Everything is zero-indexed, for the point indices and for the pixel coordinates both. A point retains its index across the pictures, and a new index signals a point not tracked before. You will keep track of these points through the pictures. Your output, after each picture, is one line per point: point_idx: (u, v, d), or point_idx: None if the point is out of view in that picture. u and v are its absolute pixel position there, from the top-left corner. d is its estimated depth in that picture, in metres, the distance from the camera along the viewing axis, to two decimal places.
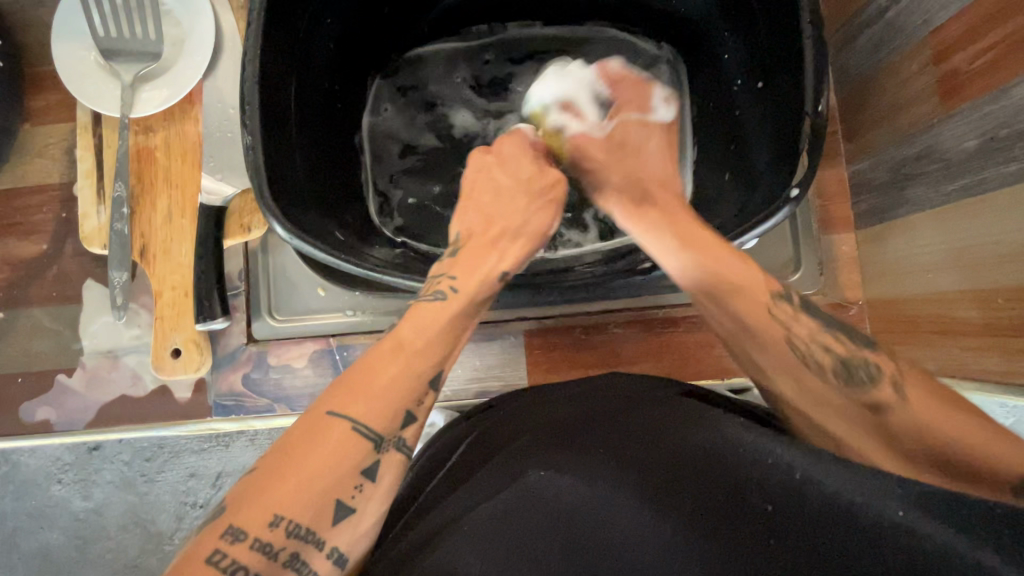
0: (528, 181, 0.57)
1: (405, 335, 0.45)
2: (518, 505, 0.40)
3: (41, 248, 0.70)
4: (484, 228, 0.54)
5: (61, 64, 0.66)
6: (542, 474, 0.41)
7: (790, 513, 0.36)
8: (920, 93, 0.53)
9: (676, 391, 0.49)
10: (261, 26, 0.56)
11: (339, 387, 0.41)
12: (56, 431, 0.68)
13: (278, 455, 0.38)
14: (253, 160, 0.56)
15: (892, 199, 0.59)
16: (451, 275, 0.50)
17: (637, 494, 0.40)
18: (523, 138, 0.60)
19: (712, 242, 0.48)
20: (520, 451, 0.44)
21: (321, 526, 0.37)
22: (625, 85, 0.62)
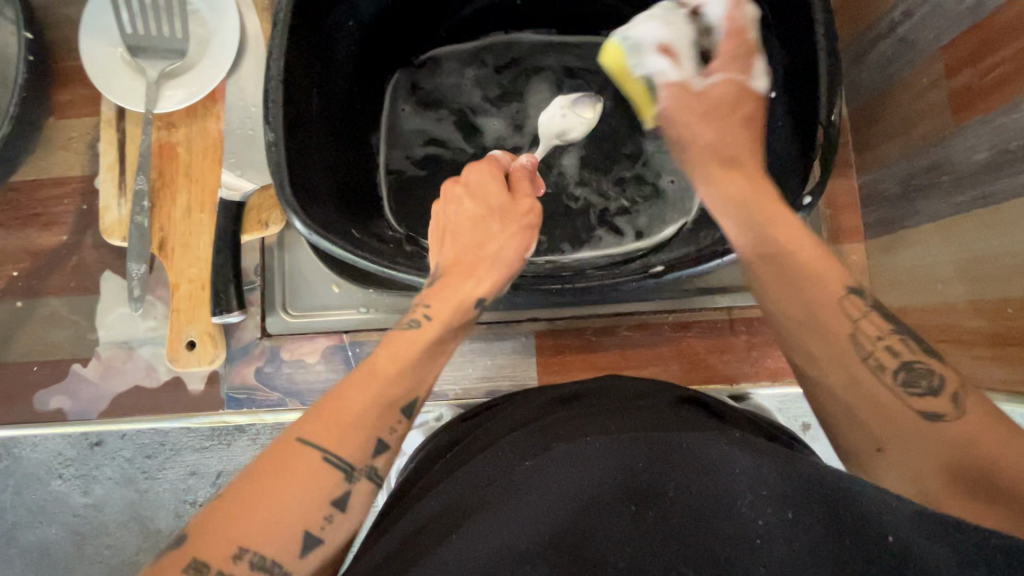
0: (502, 207, 0.54)
1: (380, 362, 0.45)
2: (503, 500, 0.41)
3: (61, 239, 0.71)
4: (457, 258, 0.52)
5: (88, 60, 0.68)
6: (530, 465, 0.43)
7: (774, 528, 0.37)
8: (932, 106, 0.54)
9: (659, 400, 0.53)
10: (286, 27, 0.58)
11: (312, 415, 0.41)
12: (68, 419, 0.69)
13: (244, 482, 0.38)
14: (275, 157, 0.57)
15: (903, 210, 0.59)
16: (427, 304, 0.49)
17: (617, 493, 0.40)
18: (491, 165, 0.56)
19: (785, 216, 0.47)
20: (510, 457, 0.46)
21: (288, 559, 0.37)
22: (733, 43, 0.56)
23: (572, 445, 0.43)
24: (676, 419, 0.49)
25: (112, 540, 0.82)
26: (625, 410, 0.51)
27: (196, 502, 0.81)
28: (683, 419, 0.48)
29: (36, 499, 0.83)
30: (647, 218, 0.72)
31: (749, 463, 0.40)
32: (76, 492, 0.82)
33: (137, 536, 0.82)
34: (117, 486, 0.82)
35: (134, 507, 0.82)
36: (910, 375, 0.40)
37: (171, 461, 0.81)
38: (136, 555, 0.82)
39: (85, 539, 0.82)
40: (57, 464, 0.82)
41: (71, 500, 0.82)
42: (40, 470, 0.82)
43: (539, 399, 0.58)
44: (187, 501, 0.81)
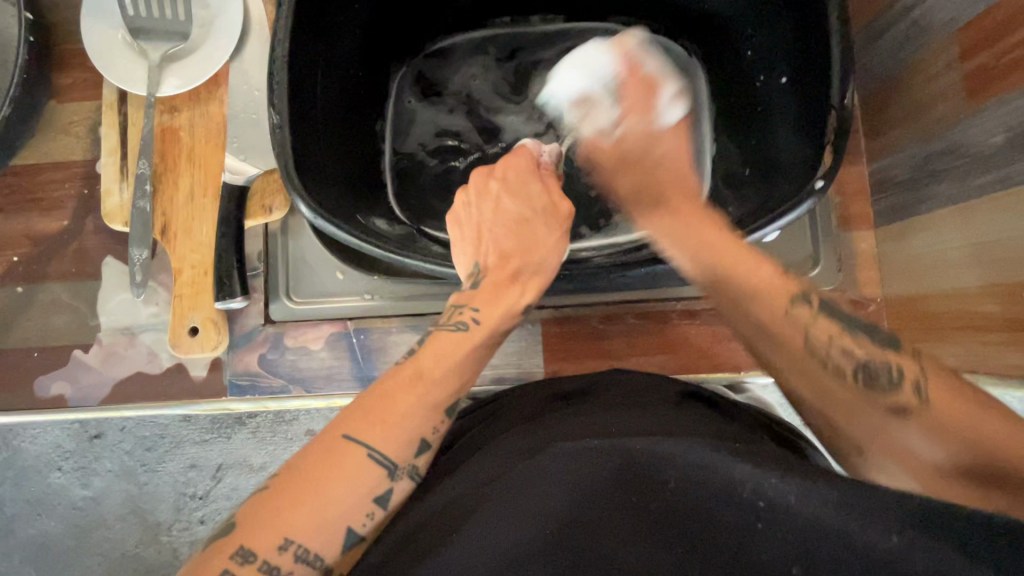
0: (546, 208, 0.54)
1: (425, 363, 0.45)
2: (504, 499, 0.41)
3: (62, 224, 0.71)
4: (501, 261, 0.52)
5: (89, 42, 0.67)
6: (525, 466, 0.42)
7: (782, 512, 0.36)
8: (946, 90, 0.54)
9: (663, 400, 0.53)
10: (291, 8, 0.57)
11: (357, 411, 0.41)
12: (69, 406, 0.68)
13: (293, 470, 0.38)
14: (281, 139, 0.56)
15: (914, 196, 0.59)
16: (473, 305, 0.49)
17: (624, 498, 0.41)
18: (526, 160, 0.57)
19: (728, 244, 0.49)
20: (505, 453, 0.45)
21: (328, 552, 0.37)
22: (631, 85, 0.60)
23: (562, 447, 0.42)
24: (675, 418, 0.49)
25: (110, 534, 0.82)
26: (623, 409, 0.51)
27: (196, 495, 0.81)
28: (682, 420, 0.48)
29: (35, 491, 0.82)
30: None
31: (742, 451, 0.39)
32: (75, 485, 0.81)
33: (137, 529, 0.82)
34: (116, 479, 0.81)
35: (133, 501, 0.82)
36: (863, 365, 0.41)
37: (171, 453, 0.81)
38: (135, 549, 0.82)
39: (84, 533, 0.82)
40: (56, 456, 0.81)
41: (71, 493, 0.81)
42: (39, 462, 0.81)
43: (540, 395, 0.58)
44: (187, 494, 0.81)
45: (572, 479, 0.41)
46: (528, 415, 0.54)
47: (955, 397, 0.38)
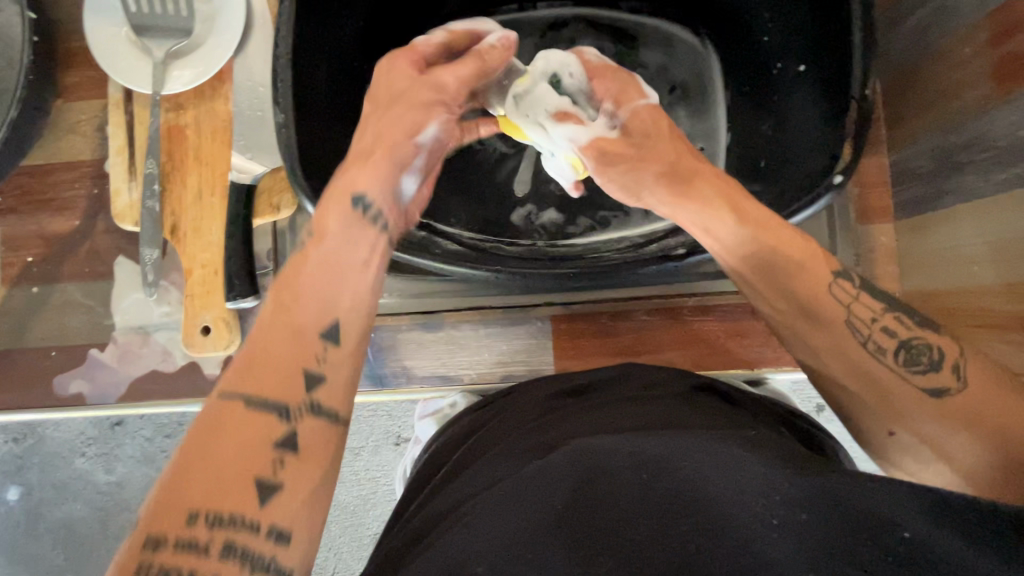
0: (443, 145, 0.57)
1: (284, 298, 0.42)
2: (514, 492, 0.40)
3: (74, 224, 0.71)
4: (375, 170, 0.49)
5: (93, 40, 0.66)
6: (540, 462, 0.42)
7: (798, 536, 0.36)
8: (974, 77, 0.51)
9: (684, 392, 0.53)
10: (293, 3, 0.56)
11: (236, 364, 0.39)
12: (87, 404, 0.70)
13: (193, 442, 0.36)
14: (286, 140, 0.56)
15: (936, 189, 0.57)
16: (309, 233, 0.47)
17: (636, 500, 0.39)
18: (405, 64, 0.53)
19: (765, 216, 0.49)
20: (518, 452, 0.46)
21: (249, 507, 0.34)
22: (602, 86, 0.58)
23: (579, 443, 0.42)
24: (687, 413, 0.48)
25: (135, 516, 0.84)
26: (639, 402, 0.51)
27: None
28: (698, 416, 0.48)
29: (61, 476, 0.84)
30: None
31: (762, 462, 0.38)
32: (100, 470, 0.83)
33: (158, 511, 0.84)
34: (139, 463, 0.83)
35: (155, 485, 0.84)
36: (911, 353, 0.42)
37: None
38: None
39: (110, 515, 0.85)
40: (80, 442, 0.83)
41: (95, 478, 0.84)
42: (63, 448, 0.83)
43: (553, 386, 0.58)
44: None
45: (587, 466, 0.41)
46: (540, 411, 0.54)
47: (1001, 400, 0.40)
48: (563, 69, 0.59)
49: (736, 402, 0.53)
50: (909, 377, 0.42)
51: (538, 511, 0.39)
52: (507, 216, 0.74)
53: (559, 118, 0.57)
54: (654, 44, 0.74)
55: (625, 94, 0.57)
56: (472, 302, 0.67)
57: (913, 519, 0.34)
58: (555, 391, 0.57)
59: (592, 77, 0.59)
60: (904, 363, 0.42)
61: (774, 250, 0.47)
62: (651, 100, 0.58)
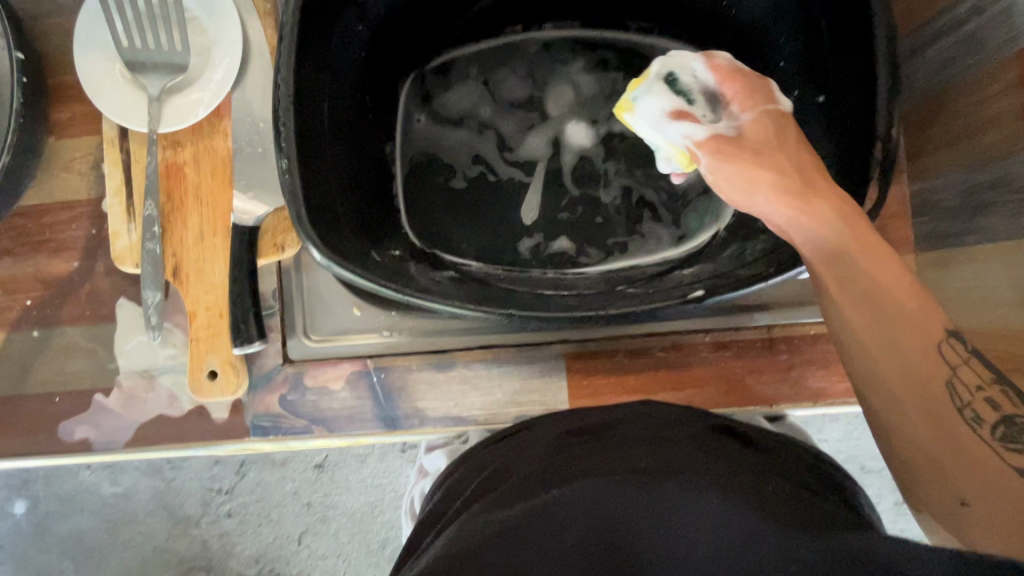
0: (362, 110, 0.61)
1: None
2: (535, 521, 0.41)
3: (72, 265, 0.69)
4: None
5: (85, 76, 0.64)
6: (558, 492, 0.43)
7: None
8: (1004, 114, 0.50)
9: (704, 432, 0.51)
10: (294, 42, 0.54)
11: None
12: (94, 450, 0.68)
13: None
14: (290, 185, 0.54)
15: (961, 225, 0.56)
16: None
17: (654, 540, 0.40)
18: None
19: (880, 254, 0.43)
20: (539, 484, 0.46)
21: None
22: (740, 83, 0.52)
23: (595, 479, 0.43)
24: (711, 454, 0.47)
25: (142, 527, 0.85)
26: (659, 440, 0.50)
27: (221, 490, 0.85)
28: (723, 458, 0.47)
29: (68, 489, 0.85)
30: (695, 221, 0.70)
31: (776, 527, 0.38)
32: (105, 483, 0.85)
33: (165, 522, 0.85)
34: (144, 476, 0.85)
35: (161, 497, 0.85)
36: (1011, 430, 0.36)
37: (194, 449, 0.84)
38: (168, 542, 0.86)
39: (118, 527, 0.85)
40: None
41: (101, 490, 0.85)
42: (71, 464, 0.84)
43: (567, 429, 0.56)
44: (213, 489, 0.85)
45: (602, 502, 0.41)
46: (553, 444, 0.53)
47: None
48: (687, 71, 0.54)
49: (756, 446, 0.52)
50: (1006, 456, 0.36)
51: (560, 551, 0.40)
52: (515, 245, 0.72)
53: (667, 120, 0.52)
54: None
55: (752, 100, 0.51)
56: (484, 338, 0.67)
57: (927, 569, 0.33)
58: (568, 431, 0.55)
59: (722, 80, 0.52)
60: (1001, 440, 0.36)
61: (877, 284, 0.42)
62: (784, 108, 0.51)
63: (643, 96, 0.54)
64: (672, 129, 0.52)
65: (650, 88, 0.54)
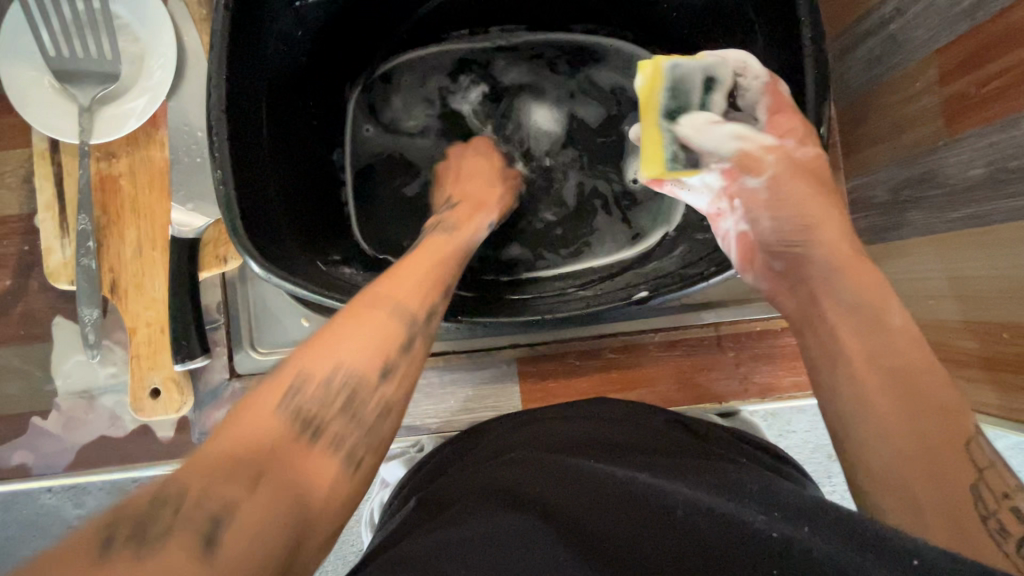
0: (497, 168, 0.69)
1: None
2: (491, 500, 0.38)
3: (5, 284, 0.67)
4: None
5: (9, 87, 0.61)
6: (520, 479, 0.40)
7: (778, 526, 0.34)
8: (924, 113, 0.52)
9: (654, 424, 0.53)
10: (225, 52, 0.52)
11: None
12: (33, 475, 0.66)
13: None
14: (225, 196, 0.52)
15: (893, 220, 0.57)
16: None
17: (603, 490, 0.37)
18: None
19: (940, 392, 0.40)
20: (497, 472, 0.43)
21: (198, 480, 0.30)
22: (785, 118, 0.52)
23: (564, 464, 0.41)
24: (663, 444, 0.48)
25: None
26: (615, 434, 0.50)
27: None
28: (673, 445, 0.48)
29: (32, 512, 0.78)
30: (646, 218, 0.70)
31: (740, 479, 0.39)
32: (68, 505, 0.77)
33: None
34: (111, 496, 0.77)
35: None
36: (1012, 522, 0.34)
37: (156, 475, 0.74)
38: None
39: None
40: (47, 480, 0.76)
41: (63, 513, 0.78)
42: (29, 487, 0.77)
43: (517, 422, 0.56)
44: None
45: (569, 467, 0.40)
46: (508, 441, 0.52)
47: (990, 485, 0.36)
48: (746, 79, 0.53)
49: (706, 438, 0.52)
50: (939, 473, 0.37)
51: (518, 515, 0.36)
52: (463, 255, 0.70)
53: (707, 126, 0.52)
54: (610, 69, 0.73)
55: (802, 135, 0.51)
56: (437, 345, 0.65)
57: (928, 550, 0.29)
58: (515, 426, 0.55)
59: (775, 109, 0.53)
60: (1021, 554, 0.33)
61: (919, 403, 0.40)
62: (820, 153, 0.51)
63: (669, 96, 0.52)
64: (710, 145, 0.52)
65: (683, 83, 0.52)
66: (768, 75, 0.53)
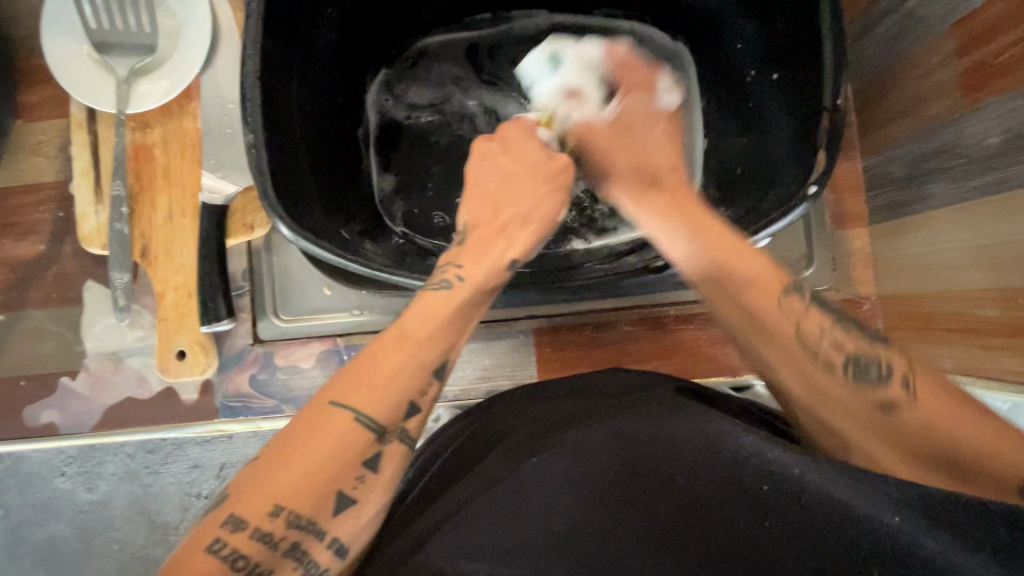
0: (536, 166, 0.53)
1: None
2: (515, 497, 0.43)
3: (40, 248, 0.69)
4: None
5: (52, 58, 0.64)
6: (536, 461, 0.44)
7: (783, 504, 0.39)
8: (943, 86, 0.53)
9: (678, 391, 0.50)
10: (260, 20, 0.54)
11: None
12: (60, 433, 0.68)
13: None
14: (256, 160, 0.53)
15: (910, 195, 0.58)
16: None
17: (615, 490, 0.43)
18: None
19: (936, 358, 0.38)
20: (515, 446, 0.46)
21: (322, 516, 0.36)
22: (630, 69, 0.59)
23: (571, 441, 0.44)
24: (686, 404, 0.47)
25: (118, 535, 0.72)
26: (628, 394, 0.50)
27: (201, 495, 0.71)
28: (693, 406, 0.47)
29: (41, 496, 0.72)
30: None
31: (750, 443, 0.40)
32: (80, 489, 0.72)
33: (144, 529, 0.72)
34: (121, 481, 0.71)
35: (139, 503, 0.72)
36: None
37: (174, 455, 0.70)
38: (146, 549, 0.72)
39: (92, 536, 0.73)
40: (59, 462, 0.71)
41: (76, 497, 0.72)
42: (41, 468, 0.71)
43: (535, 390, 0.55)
44: (192, 494, 0.71)
45: (583, 464, 0.43)
46: (528, 403, 0.53)
47: (990, 426, 0.36)
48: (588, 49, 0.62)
49: (727, 407, 0.51)
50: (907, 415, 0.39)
51: (549, 530, 0.42)
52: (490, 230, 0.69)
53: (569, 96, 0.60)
54: None
55: (630, 86, 0.58)
56: None
57: (900, 517, 0.35)
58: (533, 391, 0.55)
59: (617, 65, 0.60)
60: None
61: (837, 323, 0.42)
62: (670, 107, 0.59)
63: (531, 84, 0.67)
64: (563, 101, 0.61)
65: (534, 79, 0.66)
66: (602, 43, 0.62)
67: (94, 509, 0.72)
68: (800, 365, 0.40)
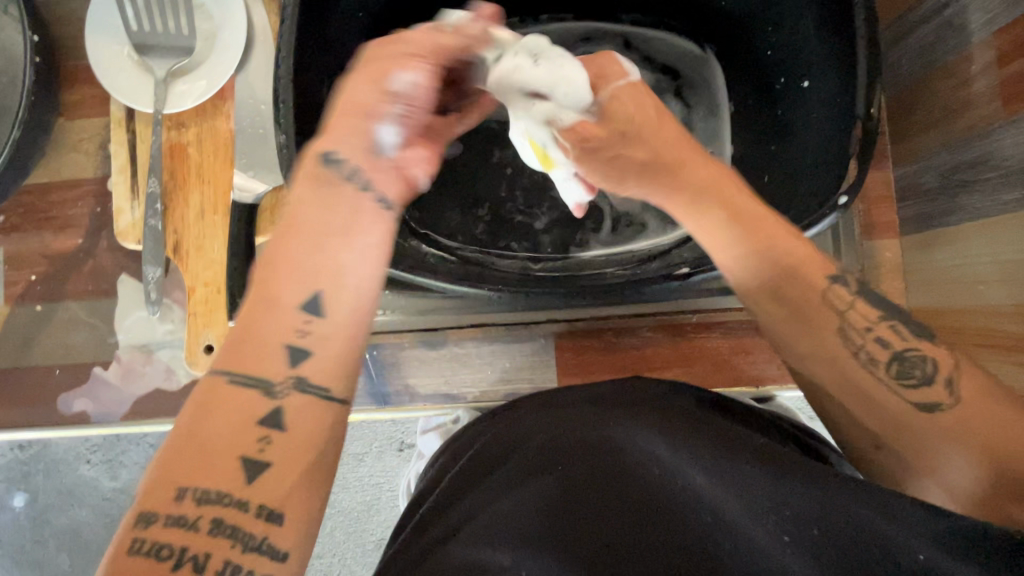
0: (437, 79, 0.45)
1: None
2: (527, 501, 0.42)
3: (77, 242, 0.71)
4: None
5: (95, 59, 0.66)
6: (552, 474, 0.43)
7: (804, 531, 0.37)
8: (981, 95, 0.52)
9: (693, 404, 0.50)
10: (295, 24, 0.55)
11: None
12: (92, 422, 0.70)
13: None
14: (286, 159, 0.54)
15: (943, 206, 0.57)
16: None
17: (631, 505, 0.41)
18: None
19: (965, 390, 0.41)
20: (530, 461, 0.45)
21: None
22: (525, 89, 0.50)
23: (585, 455, 0.43)
24: (702, 420, 0.46)
25: None
26: (644, 405, 0.49)
27: None
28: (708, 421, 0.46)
29: (68, 482, 0.75)
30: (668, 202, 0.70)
31: (769, 470, 0.40)
32: (105, 477, 0.75)
33: None
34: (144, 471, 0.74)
35: None
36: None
37: None
38: None
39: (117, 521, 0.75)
40: (85, 449, 0.74)
41: (100, 484, 0.75)
42: (68, 454, 0.74)
43: (549, 400, 0.54)
44: None
45: (599, 474, 0.42)
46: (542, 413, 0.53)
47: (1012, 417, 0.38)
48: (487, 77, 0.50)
49: (744, 417, 0.51)
50: (902, 391, 0.42)
51: (563, 531, 0.40)
52: (504, 260, 0.69)
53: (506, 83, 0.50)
54: (659, 55, 0.72)
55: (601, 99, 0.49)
56: (476, 319, 0.66)
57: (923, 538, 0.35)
58: (546, 404, 0.54)
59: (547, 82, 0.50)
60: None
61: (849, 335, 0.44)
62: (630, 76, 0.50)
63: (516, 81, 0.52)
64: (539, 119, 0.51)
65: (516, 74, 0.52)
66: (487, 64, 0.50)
67: (120, 495, 0.75)
68: (839, 366, 0.43)
